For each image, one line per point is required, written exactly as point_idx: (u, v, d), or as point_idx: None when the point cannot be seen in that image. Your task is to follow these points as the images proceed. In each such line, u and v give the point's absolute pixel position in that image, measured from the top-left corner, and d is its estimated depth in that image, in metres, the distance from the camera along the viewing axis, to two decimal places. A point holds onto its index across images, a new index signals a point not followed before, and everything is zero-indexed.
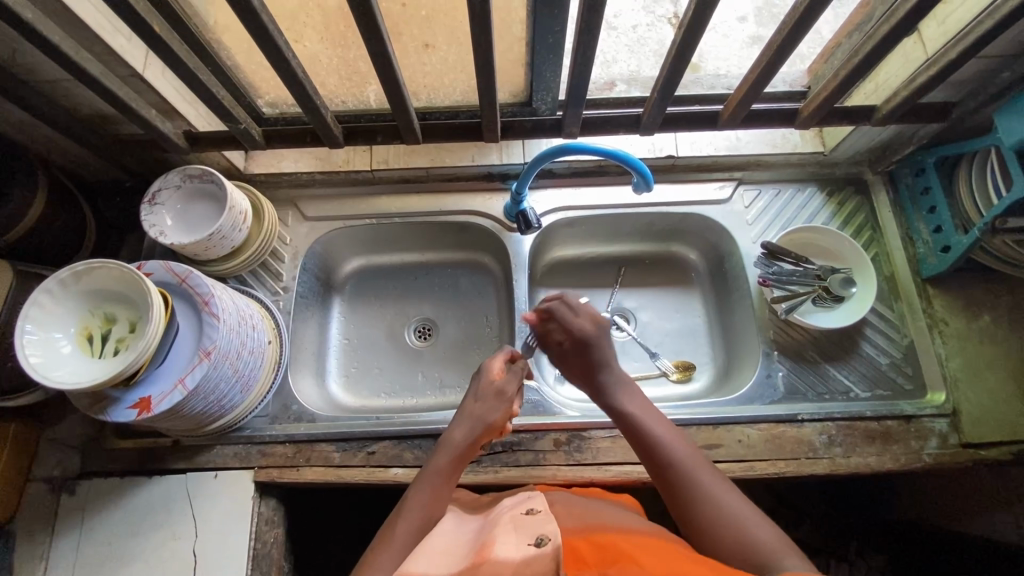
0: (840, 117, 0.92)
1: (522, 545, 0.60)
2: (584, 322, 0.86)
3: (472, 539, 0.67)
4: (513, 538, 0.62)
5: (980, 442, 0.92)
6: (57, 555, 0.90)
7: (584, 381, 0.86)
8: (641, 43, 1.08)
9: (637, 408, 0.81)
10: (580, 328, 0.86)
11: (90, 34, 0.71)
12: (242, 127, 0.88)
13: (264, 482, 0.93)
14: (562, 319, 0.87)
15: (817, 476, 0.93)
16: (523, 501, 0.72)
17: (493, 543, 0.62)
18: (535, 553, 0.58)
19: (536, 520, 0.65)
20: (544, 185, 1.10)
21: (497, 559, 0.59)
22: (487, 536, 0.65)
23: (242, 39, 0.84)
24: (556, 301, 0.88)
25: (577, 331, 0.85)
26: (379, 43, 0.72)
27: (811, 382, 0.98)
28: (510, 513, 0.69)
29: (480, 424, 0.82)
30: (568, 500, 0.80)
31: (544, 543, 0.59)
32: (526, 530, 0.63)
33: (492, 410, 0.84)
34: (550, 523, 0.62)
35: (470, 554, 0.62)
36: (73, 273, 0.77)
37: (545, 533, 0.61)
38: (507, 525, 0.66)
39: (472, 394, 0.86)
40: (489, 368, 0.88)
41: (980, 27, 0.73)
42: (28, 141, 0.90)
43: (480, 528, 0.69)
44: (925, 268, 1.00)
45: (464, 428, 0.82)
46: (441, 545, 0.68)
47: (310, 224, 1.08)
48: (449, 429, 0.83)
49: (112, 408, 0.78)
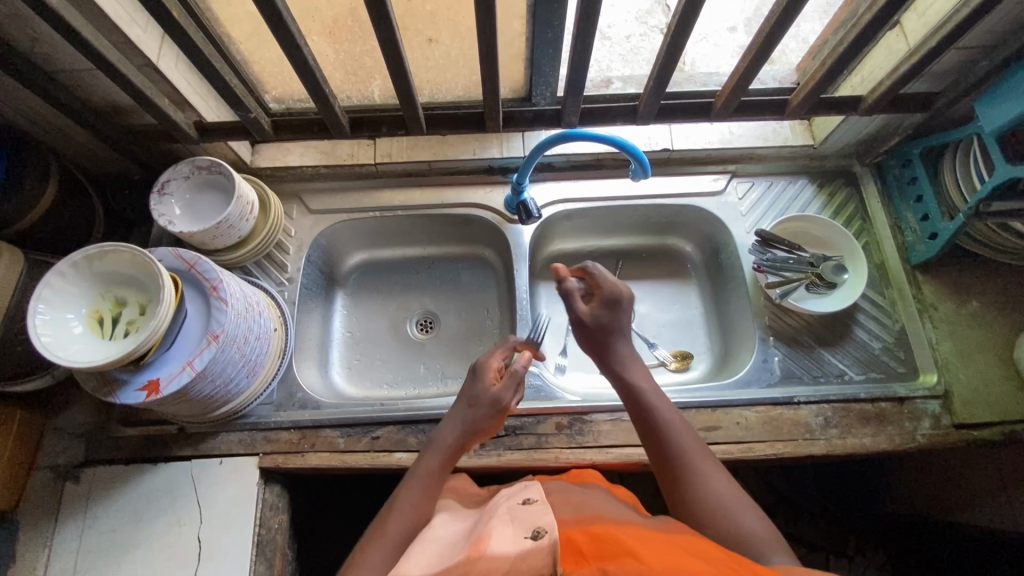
0: (827, 108, 0.96)
1: (518, 539, 0.59)
2: (619, 284, 0.86)
3: (470, 532, 0.66)
4: (509, 531, 0.61)
5: (973, 423, 0.93)
6: (58, 543, 0.90)
7: (597, 355, 0.84)
8: (634, 53, 1.11)
9: (648, 386, 0.80)
10: (616, 290, 0.85)
11: (108, 23, 0.74)
12: (252, 117, 0.90)
13: (269, 468, 0.93)
14: (596, 273, 0.86)
15: (815, 458, 0.94)
16: (518, 491, 0.70)
17: (489, 536, 0.61)
18: (532, 546, 0.57)
19: (532, 513, 0.63)
20: (543, 178, 1.13)
21: (493, 553, 0.57)
22: (484, 528, 0.64)
23: (252, 33, 0.87)
24: (595, 264, 0.88)
25: (613, 290, 0.85)
26: (389, 29, 0.75)
27: (806, 365, 1.00)
28: (506, 505, 0.67)
29: (469, 432, 0.82)
30: (563, 489, 0.78)
31: (541, 535, 0.58)
32: (524, 522, 0.62)
33: (481, 417, 0.82)
34: (547, 516, 0.62)
35: (467, 548, 0.61)
36: (86, 257, 0.79)
37: (542, 525, 0.60)
38: (505, 517, 0.64)
39: (465, 395, 0.85)
40: (483, 368, 0.86)
41: (957, 16, 0.77)
42: (41, 132, 0.93)
43: (477, 523, 0.67)
44: (914, 255, 1.03)
45: (454, 433, 0.81)
46: (439, 540, 0.66)
47: (315, 217, 1.11)
48: (440, 429, 0.83)
49: (120, 390, 0.79)
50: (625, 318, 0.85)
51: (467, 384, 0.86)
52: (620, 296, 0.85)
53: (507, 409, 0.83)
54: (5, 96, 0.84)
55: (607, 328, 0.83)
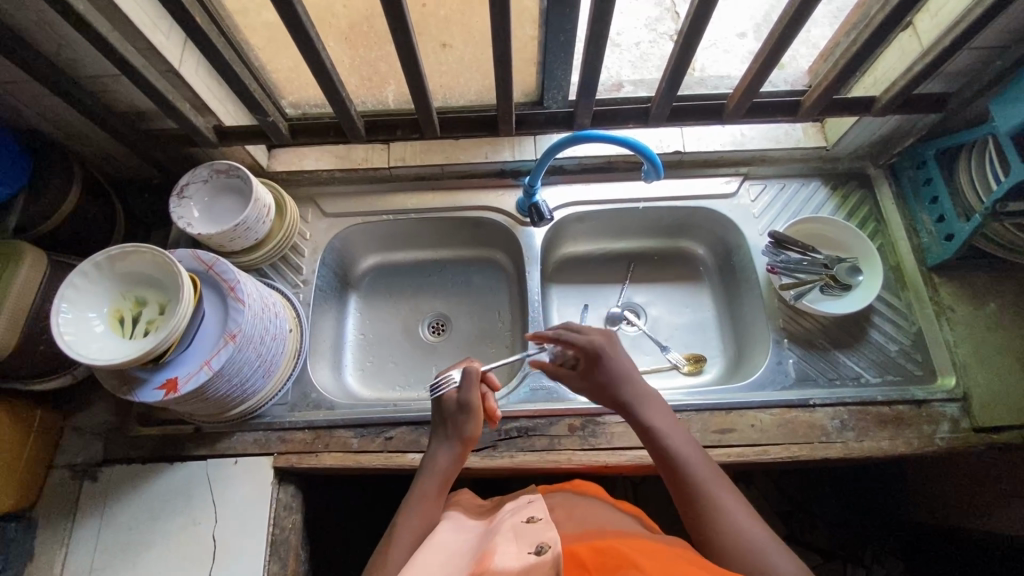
0: (840, 109, 0.96)
1: (521, 554, 0.59)
2: (594, 337, 0.84)
3: (473, 548, 0.66)
4: (513, 548, 0.60)
5: (992, 426, 0.92)
6: (77, 542, 0.91)
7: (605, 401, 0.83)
8: (644, 59, 1.11)
9: (660, 416, 0.79)
10: (592, 344, 0.83)
11: (133, 30, 0.76)
12: (270, 120, 0.92)
13: (284, 468, 0.94)
14: (569, 342, 0.85)
15: (831, 461, 0.93)
16: (525, 507, 0.70)
17: (493, 552, 0.60)
18: (535, 561, 0.57)
19: (535, 529, 0.63)
20: (554, 181, 1.14)
21: (496, 568, 0.57)
22: (488, 544, 0.63)
23: (268, 38, 0.90)
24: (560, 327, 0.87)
25: (586, 348, 0.83)
26: (405, 33, 0.76)
27: (821, 368, 0.99)
28: (510, 522, 0.67)
29: (459, 442, 0.81)
30: (569, 502, 0.75)
31: (543, 551, 0.57)
32: (526, 538, 0.61)
33: (461, 425, 0.81)
34: (550, 531, 0.61)
35: (471, 565, 0.61)
36: (108, 257, 0.81)
37: (545, 541, 0.59)
38: (509, 533, 0.64)
39: (439, 419, 0.83)
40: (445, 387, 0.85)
41: (972, 13, 0.77)
42: (65, 136, 0.95)
43: (482, 539, 0.67)
44: (930, 257, 1.02)
45: (446, 452, 0.80)
46: (443, 555, 0.66)
47: (329, 220, 1.12)
48: (433, 454, 0.81)
49: (139, 389, 0.80)
50: (618, 364, 0.82)
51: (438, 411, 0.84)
52: (596, 351, 0.83)
53: (476, 401, 0.81)
54: (31, 100, 0.86)
55: (603, 383, 0.82)
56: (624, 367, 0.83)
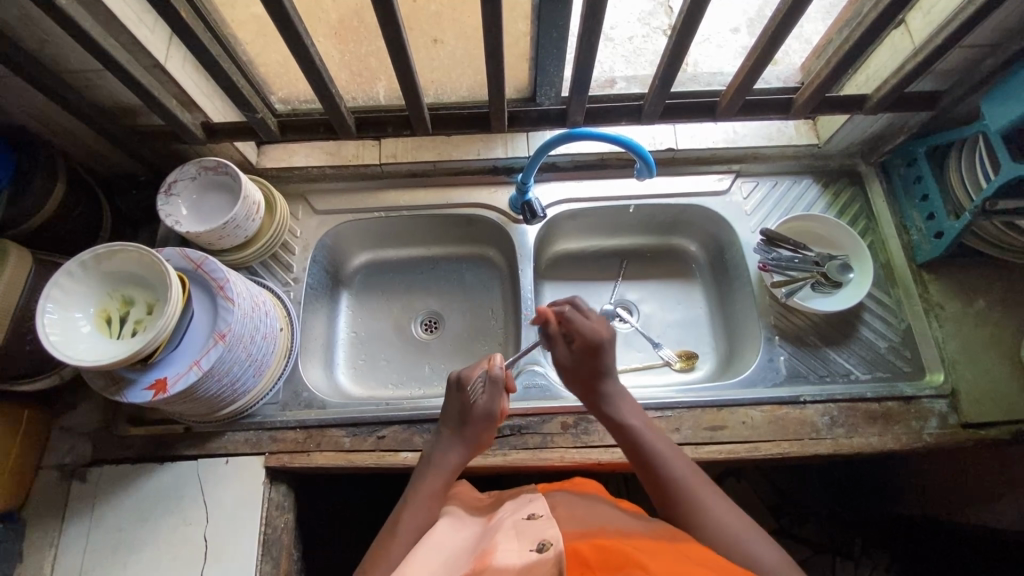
0: (832, 106, 0.96)
1: (524, 551, 0.58)
2: (596, 326, 0.85)
3: (472, 546, 0.65)
4: (514, 545, 0.60)
5: (979, 422, 0.93)
6: (66, 542, 0.90)
7: (582, 387, 0.85)
8: (637, 54, 1.11)
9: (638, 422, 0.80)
10: (596, 335, 0.84)
11: (117, 25, 0.75)
12: (259, 116, 0.90)
13: (275, 467, 0.94)
14: (575, 324, 0.85)
15: (820, 457, 0.94)
16: (525, 505, 0.69)
17: (494, 550, 0.60)
18: (537, 558, 0.57)
19: (537, 526, 0.63)
20: (547, 178, 1.13)
21: (497, 565, 0.57)
22: (488, 543, 0.63)
23: (256, 33, 0.89)
24: (568, 305, 0.88)
25: (589, 336, 0.84)
26: (395, 29, 0.74)
27: (812, 365, 1.00)
28: (511, 519, 0.66)
29: (471, 447, 0.82)
30: (568, 502, 0.75)
31: (546, 548, 0.57)
32: (528, 535, 0.61)
33: (478, 431, 0.82)
34: (552, 528, 0.61)
35: (471, 563, 0.60)
36: (94, 256, 0.79)
37: (547, 538, 0.59)
38: (509, 531, 0.64)
39: (456, 411, 0.84)
40: (467, 381, 0.85)
41: (961, 14, 0.78)
42: (49, 132, 0.94)
43: (482, 537, 0.67)
44: (919, 254, 1.03)
45: (455, 452, 0.82)
46: (443, 553, 0.66)
47: (320, 218, 1.11)
48: (439, 450, 0.82)
49: (128, 389, 0.79)
50: (609, 357, 0.84)
51: (456, 398, 0.85)
52: (596, 341, 0.83)
53: (497, 412, 0.82)
54: (14, 97, 0.85)
55: (592, 372, 0.84)
56: (612, 363, 0.84)
